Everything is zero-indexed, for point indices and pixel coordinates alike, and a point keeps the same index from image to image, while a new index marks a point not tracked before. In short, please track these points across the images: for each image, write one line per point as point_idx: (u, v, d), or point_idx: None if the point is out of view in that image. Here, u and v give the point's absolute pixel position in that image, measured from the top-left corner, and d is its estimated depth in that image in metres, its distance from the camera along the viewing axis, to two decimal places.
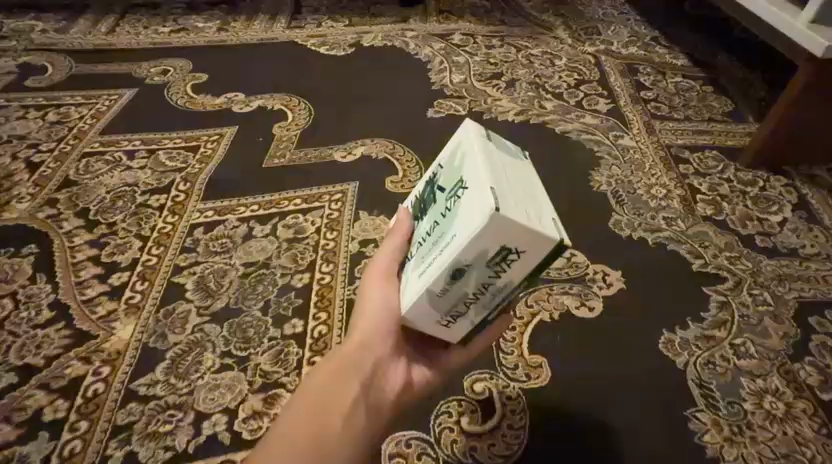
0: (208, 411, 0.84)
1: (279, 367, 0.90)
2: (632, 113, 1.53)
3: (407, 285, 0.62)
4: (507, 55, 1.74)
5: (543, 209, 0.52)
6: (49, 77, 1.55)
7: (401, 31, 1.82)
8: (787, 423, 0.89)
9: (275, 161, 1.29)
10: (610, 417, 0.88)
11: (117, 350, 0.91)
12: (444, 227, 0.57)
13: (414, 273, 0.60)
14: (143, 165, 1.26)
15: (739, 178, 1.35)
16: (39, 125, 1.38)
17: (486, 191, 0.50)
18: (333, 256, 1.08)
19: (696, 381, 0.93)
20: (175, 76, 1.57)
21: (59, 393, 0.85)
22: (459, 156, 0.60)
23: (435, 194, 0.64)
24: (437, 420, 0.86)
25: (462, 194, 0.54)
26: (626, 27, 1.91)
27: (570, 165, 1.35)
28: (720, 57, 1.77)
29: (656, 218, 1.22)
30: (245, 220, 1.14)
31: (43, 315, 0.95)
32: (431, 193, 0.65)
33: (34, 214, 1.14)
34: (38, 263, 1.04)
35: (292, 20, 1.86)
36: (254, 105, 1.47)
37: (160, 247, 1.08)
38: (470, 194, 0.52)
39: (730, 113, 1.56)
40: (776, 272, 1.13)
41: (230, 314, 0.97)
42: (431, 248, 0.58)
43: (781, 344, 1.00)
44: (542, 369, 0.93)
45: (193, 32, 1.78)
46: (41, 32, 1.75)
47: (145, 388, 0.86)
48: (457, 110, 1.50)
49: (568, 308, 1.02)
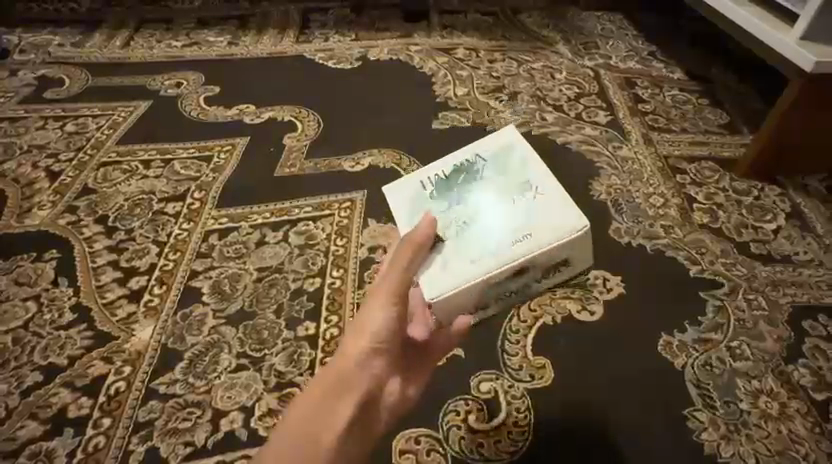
0: (225, 409, 0.88)
1: (293, 367, 0.94)
2: (630, 125, 1.59)
3: (449, 263, 0.71)
4: (509, 68, 1.80)
5: None
6: (67, 89, 1.60)
7: (406, 45, 1.88)
8: (781, 422, 0.92)
9: (286, 171, 1.34)
10: (611, 418, 0.91)
11: (137, 351, 0.94)
12: (505, 219, 0.73)
13: (462, 254, 0.72)
14: (159, 174, 1.31)
15: (734, 187, 1.40)
16: (58, 135, 1.43)
17: (563, 211, 0.72)
18: (344, 261, 1.12)
19: (694, 382, 0.97)
20: (188, 88, 1.63)
21: (82, 391, 0.89)
22: (515, 164, 0.79)
23: (477, 185, 0.79)
24: (446, 418, 0.90)
25: (529, 200, 0.74)
26: (624, 42, 1.98)
27: (571, 175, 1.40)
28: (715, 71, 1.83)
29: (655, 226, 1.27)
30: (257, 227, 1.19)
31: (65, 316, 0.99)
32: (469, 183, 0.79)
33: (55, 221, 1.18)
34: (60, 267, 1.08)
35: (300, 34, 1.92)
36: (264, 116, 1.52)
37: (177, 253, 1.12)
38: (542, 205, 0.73)
39: (725, 125, 1.61)
40: (770, 277, 1.17)
41: (246, 316, 1.01)
42: (482, 236, 0.72)
43: (775, 346, 1.04)
44: (545, 370, 0.97)
45: (205, 46, 1.84)
46: (58, 45, 1.81)
47: (165, 387, 0.90)
48: (461, 121, 1.55)
49: (570, 312, 1.06)
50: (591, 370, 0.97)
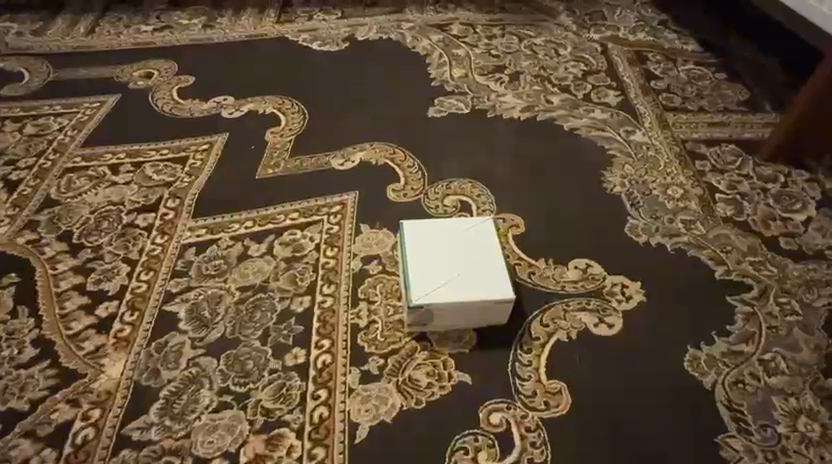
0: (207, 456, 0.79)
1: (281, 403, 0.85)
2: (643, 105, 1.45)
3: None
4: (510, 45, 1.65)
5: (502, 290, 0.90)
6: (26, 85, 1.46)
7: (397, 22, 1.72)
8: (824, 447, 0.83)
9: (269, 172, 1.22)
10: (635, 448, 0.83)
11: (107, 391, 0.85)
12: None
13: None
14: (128, 180, 1.19)
15: (758, 174, 1.28)
16: (17, 139, 1.30)
17: None
18: (335, 275, 1.02)
19: (726, 404, 0.88)
20: (160, 79, 1.49)
21: (46, 442, 0.79)
22: None
23: None
24: (453, 457, 0.81)
25: None
26: (633, 11, 1.82)
27: (581, 165, 1.28)
28: (732, 41, 1.69)
29: (675, 222, 1.16)
30: (238, 238, 1.08)
31: (26, 353, 0.89)
32: None
33: (14, 239, 1.06)
34: (20, 294, 0.97)
35: (281, 13, 1.76)
36: (244, 109, 1.39)
37: (151, 272, 1.01)
38: None
39: (747, 102, 1.48)
40: (803, 277, 1.07)
41: (228, 345, 0.91)
42: None
43: (813, 357, 0.94)
44: (561, 396, 0.88)
45: (178, 30, 1.68)
46: (16, 35, 1.65)
47: (139, 432, 0.80)
48: (459, 107, 1.42)
49: (586, 326, 0.96)
50: (609, 393, 0.88)
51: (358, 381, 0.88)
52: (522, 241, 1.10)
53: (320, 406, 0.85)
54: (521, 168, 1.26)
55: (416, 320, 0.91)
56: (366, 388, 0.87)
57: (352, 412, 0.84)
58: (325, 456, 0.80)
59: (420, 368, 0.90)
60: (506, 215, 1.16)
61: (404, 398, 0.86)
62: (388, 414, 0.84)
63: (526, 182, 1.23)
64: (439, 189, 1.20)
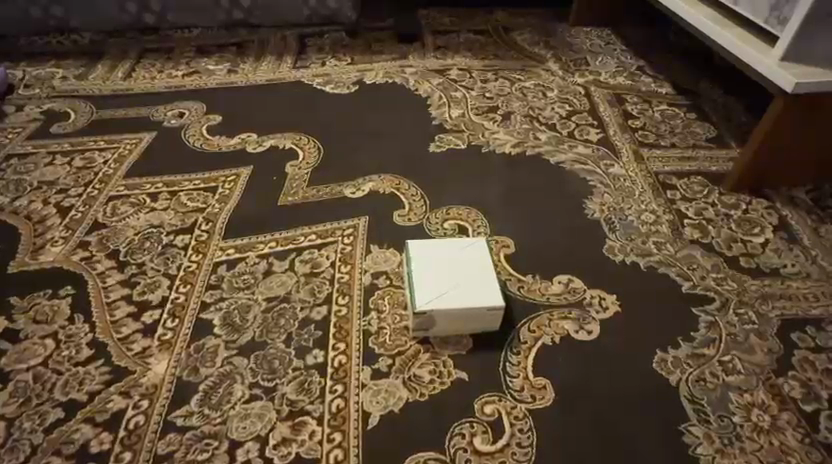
0: (241, 439, 0.92)
1: (304, 395, 0.98)
2: (620, 141, 1.64)
3: None
4: (502, 88, 1.85)
5: (491, 299, 1.04)
6: (73, 123, 1.64)
7: (401, 68, 1.93)
8: (773, 434, 0.96)
9: (289, 199, 1.38)
10: (620, 443, 0.95)
11: (154, 385, 0.99)
12: None
13: None
14: (166, 206, 1.35)
15: (723, 202, 1.44)
16: (67, 171, 1.47)
17: None
18: (348, 288, 1.17)
19: (688, 397, 1.01)
20: (191, 118, 1.67)
21: (103, 426, 0.93)
22: None
23: None
24: (453, 440, 0.93)
25: None
26: (613, 58, 2.03)
27: (564, 194, 1.44)
28: (701, 85, 1.89)
29: (647, 243, 1.31)
30: (264, 256, 1.23)
31: (83, 353, 1.03)
32: None
33: (68, 257, 1.22)
34: (75, 303, 1.12)
35: (297, 60, 1.97)
36: (266, 145, 1.57)
37: (187, 285, 1.16)
38: None
39: (713, 139, 1.66)
40: (760, 291, 1.21)
41: (257, 347, 1.05)
42: None
43: (766, 359, 1.08)
44: (546, 391, 1.01)
45: (206, 75, 1.89)
46: (62, 79, 1.84)
47: (182, 419, 0.94)
48: (457, 144, 1.59)
49: (568, 332, 1.10)
50: (596, 398, 1.00)
51: (370, 377, 1.01)
52: (512, 260, 1.26)
53: (337, 398, 0.98)
54: (512, 197, 1.42)
55: (419, 325, 1.05)
56: (377, 383, 1.01)
57: (364, 403, 0.98)
58: (343, 440, 0.93)
59: (423, 366, 1.03)
60: (498, 236, 1.31)
61: (409, 391, 1.00)
62: (395, 405, 0.98)
63: (515, 208, 1.39)
64: (439, 214, 1.36)
